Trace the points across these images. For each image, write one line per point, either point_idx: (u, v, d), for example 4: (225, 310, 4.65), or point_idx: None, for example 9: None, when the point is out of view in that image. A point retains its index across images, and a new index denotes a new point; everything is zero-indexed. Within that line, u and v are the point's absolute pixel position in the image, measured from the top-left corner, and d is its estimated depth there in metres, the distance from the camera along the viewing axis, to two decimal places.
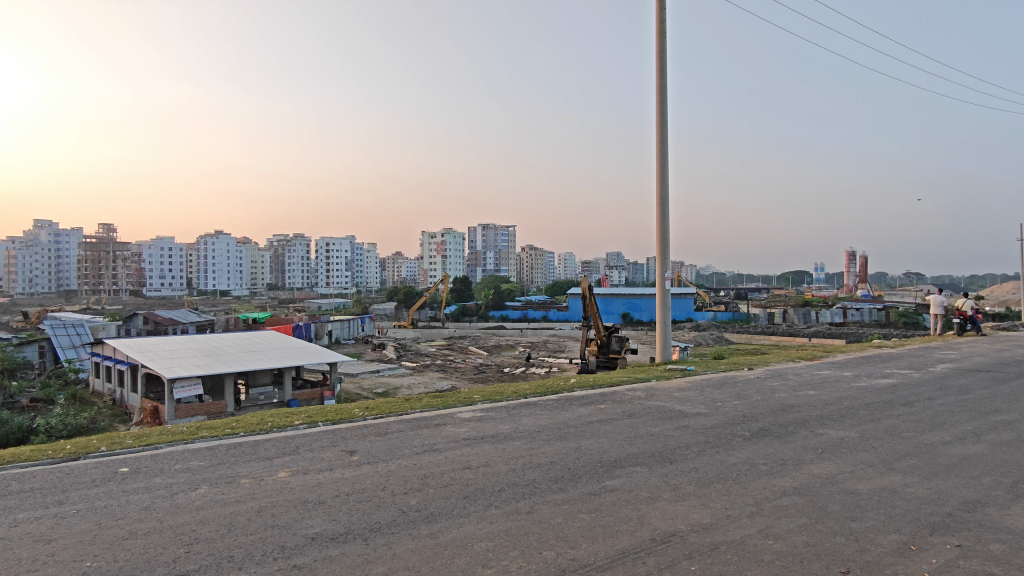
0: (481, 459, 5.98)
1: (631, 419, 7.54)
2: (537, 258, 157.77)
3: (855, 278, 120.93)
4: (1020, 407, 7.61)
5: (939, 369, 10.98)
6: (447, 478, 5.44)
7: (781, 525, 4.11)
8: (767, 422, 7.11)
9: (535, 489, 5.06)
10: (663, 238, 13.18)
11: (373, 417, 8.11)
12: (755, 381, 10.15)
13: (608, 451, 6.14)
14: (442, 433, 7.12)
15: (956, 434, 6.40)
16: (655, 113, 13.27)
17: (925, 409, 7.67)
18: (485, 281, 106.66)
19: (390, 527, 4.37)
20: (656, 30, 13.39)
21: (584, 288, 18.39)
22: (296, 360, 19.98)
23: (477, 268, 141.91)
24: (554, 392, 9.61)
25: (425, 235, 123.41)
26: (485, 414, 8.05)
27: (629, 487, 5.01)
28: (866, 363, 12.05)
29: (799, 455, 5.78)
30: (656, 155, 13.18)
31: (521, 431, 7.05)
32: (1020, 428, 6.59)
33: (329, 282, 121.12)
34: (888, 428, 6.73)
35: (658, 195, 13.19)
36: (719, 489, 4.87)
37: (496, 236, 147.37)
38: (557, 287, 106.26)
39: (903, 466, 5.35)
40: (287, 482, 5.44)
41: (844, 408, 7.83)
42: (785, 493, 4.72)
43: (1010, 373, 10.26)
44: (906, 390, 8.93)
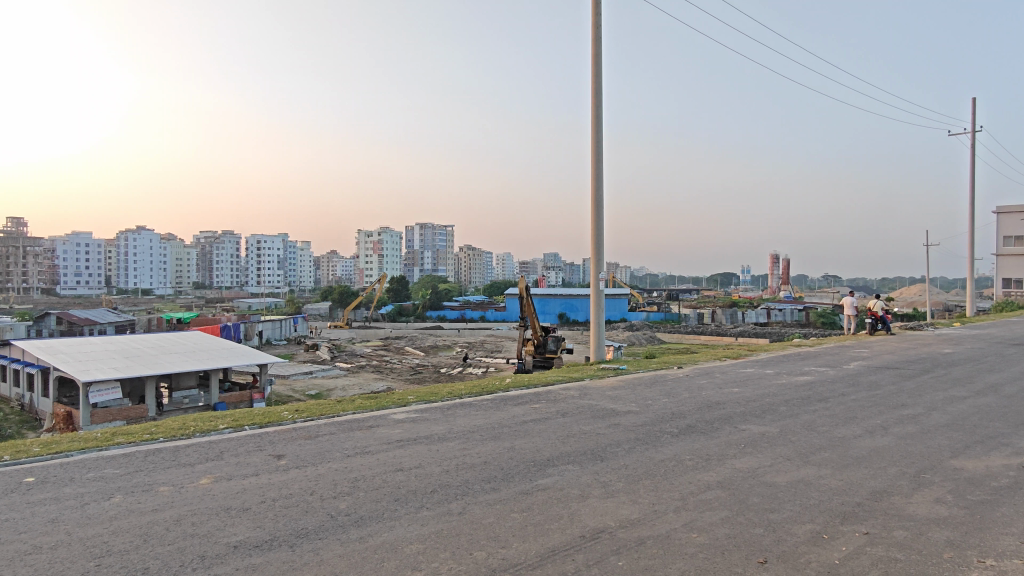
0: (414, 461, 5.90)
1: (564, 418, 7.61)
2: (476, 258, 158.15)
3: (779, 279, 127.15)
4: (923, 402, 8.14)
5: (853, 367, 11.59)
6: (378, 480, 5.35)
7: (705, 519, 4.24)
8: (694, 419, 7.33)
9: (467, 489, 5.03)
10: (597, 240, 13.39)
11: (304, 419, 7.89)
12: (684, 380, 10.44)
13: (541, 450, 6.17)
14: (374, 435, 7.01)
15: (866, 428, 6.77)
16: (591, 116, 13.47)
17: (839, 404, 8.10)
18: (423, 281, 105.96)
19: (318, 533, 4.25)
20: (591, 35, 13.58)
21: (522, 288, 18.44)
22: (223, 362, 19.20)
23: (415, 267, 140.46)
24: (489, 392, 9.60)
25: (361, 233, 121.27)
26: (419, 416, 7.96)
27: (561, 486, 5.05)
28: (786, 361, 12.60)
29: (722, 450, 5.99)
30: (591, 157, 13.38)
31: (455, 432, 7.02)
32: (924, 421, 7.04)
33: (260, 281, 117.22)
34: (805, 423, 7.06)
35: (593, 197, 13.40)
36: (647, 485, 4.98)
37: (434, 236, 146.49)
38: (495, 287, 106.49)
39: (817, 458, 5.62)
40: (209, 490, 5.20)
41: (765, 404, 8.16)
42: (709, 487, 4.88)
43: (915, 370, 10.95)
44: (823, 387, 9.40)
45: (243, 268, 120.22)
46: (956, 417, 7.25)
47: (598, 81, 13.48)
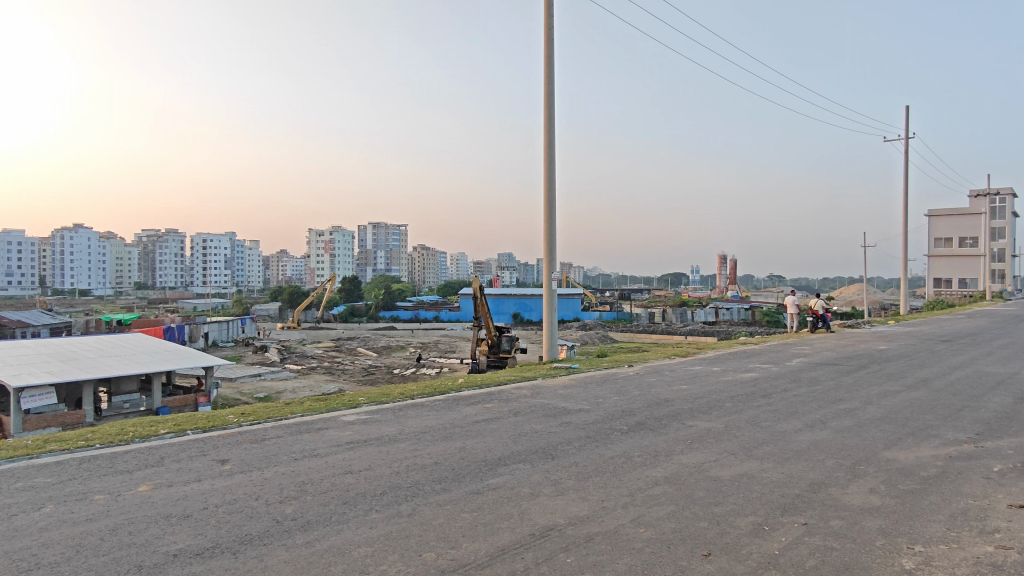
0: (363, 463, 5.81)
1: (516, 417, 7.64)
2: (430, 258, 157.51)
3: (726, 278, 130.90)
4: (859, 396, 8.50)
5: (795, 363, 11.99)
6: (327, 483, 5.25)
7: (652, 514, 4.32)
8: (643, 416, 7.45)
9: (418, 490, 4.99)
10: (550, 239, 13.47)
11: (250, 423, 7.67)
12: (634, 378, 10.59)
13: (493, 450, 6.17)
14: (323, 437, 6.87)
15: (806, 422, 7.01)
16: (544, 116, 13.54)
17: (781, 400, 8.36)
18: (377, 280, 104.85)
19: (262, 539, 4.14)
20: (544, 35, 13.65)
21: (476, 287, 18.37)
22: (166, 365, 18.51)
23: (368, 267, 138.72)
24: (442, 392, 9.54)
25: (312, 232, 118.97)
26: (371, 417, 7.87)
27: (511, 485, 5.05)
28: (732, 359, 12.93)
29: (670, 446, 6.10)
30: (544, 156, 13.46)
31: (406, 433, 6.96)
32: (860, 415, 7.35)
33: (206, 281, 113.60)
34: (750, 418, 7.26)
35: (546, 198, 13.48)
36: (596, 482, 5.04)
37: (387, 235, 145.30)
38: (450, 287, 106.19)
39: (760, 452, 5.79)
40: (148, 497, 5.01)
41: (712, 401, 8.36)
42: (657, 483, 4.97)
43: (853, 366, 11.42)
44: (767, 383, 9.69)
45: (188, 268, 116.29)
46: (889, 411, 7.59)
47: (551, 81, 13.55)
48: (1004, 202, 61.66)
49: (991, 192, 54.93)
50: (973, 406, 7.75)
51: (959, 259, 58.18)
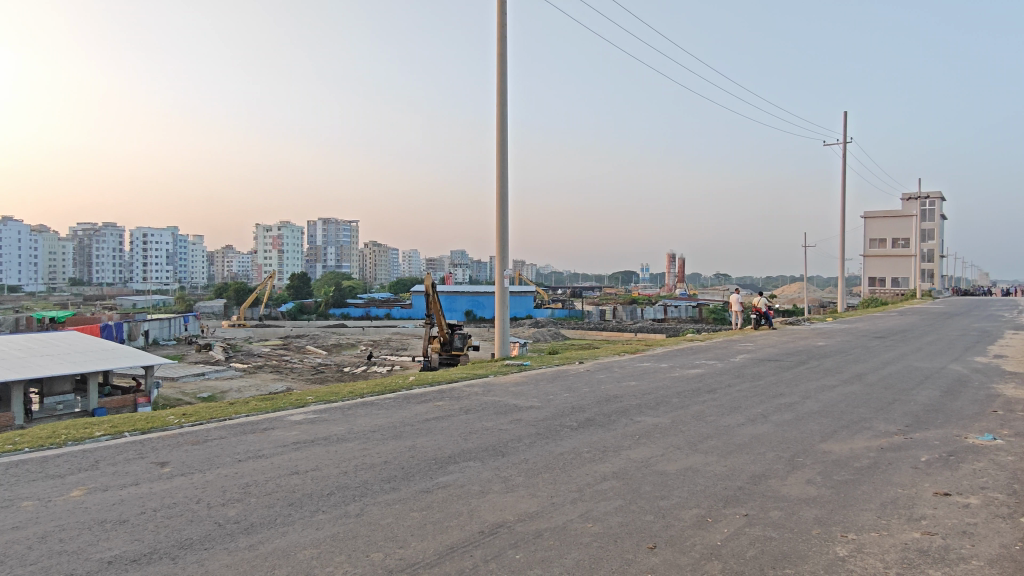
0: (310, 464, 5.70)
1: (467, 414, 7.63)
2: (381, 255, 155.90)
3: (675, 276, 134.44)
4: (799, 391, 8.81)
5: (739, 359, 12.33)
6: (272, 485, 5.13)
7: (600, 508, 4.38)
8: (593, 412, 7.55)
9: (366, 490, 4.92)
10: (502, 237, 13.49)
11: (192, 424, 7.43)
12: (585, 374, 10.71)
13: (442, 448, 6.15)
14: (268, 438, 6.71)
15: (748, 416, 7.24)
16: (496, 114, 13.54)
17: (725, 395, 8.60)
18: (327, 278, 103.13)
19: (203, 543, 4.02)
20: (498, 34, 13.64)
21: (428, 285, 18.23)
22: (103, 364, 17.76)
23: (318, 263, 136.17)
24: (392, 391, 9.43)
25: (259, 228, 116.14)
26: (318, 416, 7.71)
27: (461, 483, 5.04)
28: (679, 355, 13.24)
29: (618, 441, 6.20)
30: (496, 153, 13.45)
31: (355, 432, 6.85)
32: (799, 409, 7.63)
33: (146, 278, 109.58)
34: (695, 413, 7.45)
35: (499, 196, 13.48)
36: (546, 478, 5.08)
37: (338, 231, 142.97)
38: (401, 284, 105.24)
39: (705, 446, 5.95)
40: (80, 502, 4.78)
41: (659, 397, 8.53)
42: (605, 478, 5.05)
43: (793, 362, 11.85)
44: (711, 379, 9.96)
45: (127, 264, 111.90)
46: (826, 404, 7.91)
47: (504, 79, 13.56)
48: (932, 205, 65.06)
49: (921, 196, 57.76)
50: (904, 399, 8.14)
51: (892, 259, 61.16)
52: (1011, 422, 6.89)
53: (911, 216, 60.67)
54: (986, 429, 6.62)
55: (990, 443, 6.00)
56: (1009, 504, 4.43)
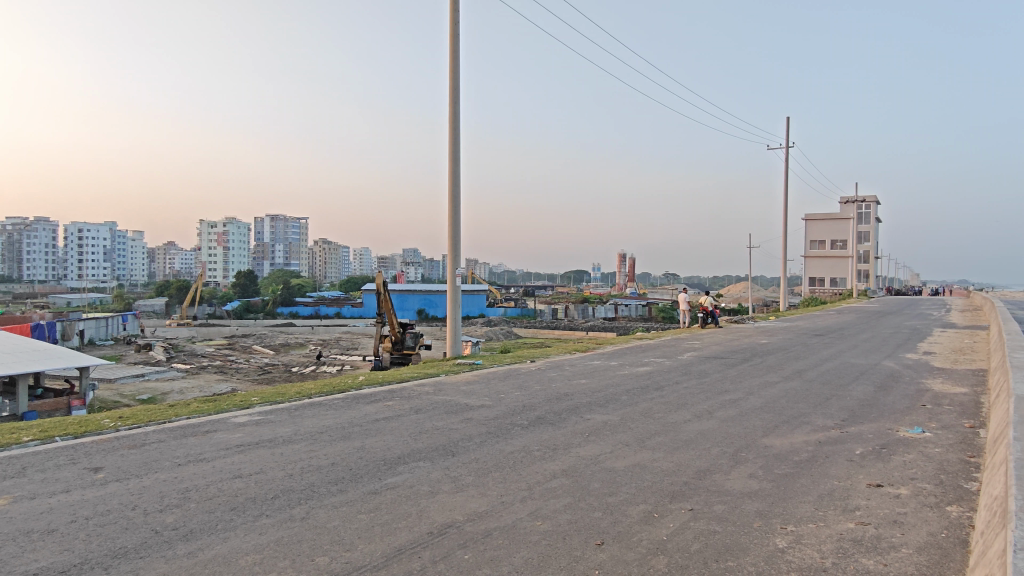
0: (254, 466, 5.54)
1: (417, 414, 7.55)
2: (332, 253, 153.34)
3: (626, 275, 136.88)
4: (742, 388, 9.06)
5: (687, 357, 12.58)
6: (214, 490, 4.96)
7: (549, 507, 4.39)
8: (543, 410, 7.59)
9: (313, 493, 4.81)
10: (454, 236, 13.41)
11: (129, 427, 7.12)
12: (536, 373, 10.75)
13: (392, 448, 6.06)
14: (210, 440, 6.49)
15: (695, 413, 7.40)
16: (448, 111, 13.45)
17: (672, 392, 8.77)
18: (276, 275, 100.64)
19: (138, 552, 3.85)
20: (450, 31, 13.56)
21: (379, 284, 17.94)
22: (35, 365, 16.90)
23: (265, 261, 132.76)
24: (341, 391, 9.24)
25: (204, 224, 112.51)
26: (264, 418, 7.50)
27: (410, 483, 4.98)
28: (629, 353, 13.44)
29: (568, 439, 6.25)
30: (448, 151, 13.36)
31: (302, 434, 6.69)
32: (743, 405, 7.84)
33: (82, 275, 104.73)
34: (643, 410, 7.57)
35: (450, 195, 13.40)
36: (496, 477, 5.08)
37: (286, 228, 139.71)
38: (352, 282, 103.69)
39: (652, 442, 6.06)
40: (4, 512, 4.52)
41: (609, 394, 8.64)
42: (554, 476, 5.07)
43: (737, 359, 12.20)
44: (659, 376, 10.15)
45: (60, 260, 106.70)
46: (768, 400, 8.16)
47: (456, 76, 13.48)
48: (868, 209, 68.05)
49: (858, 201, 60.30)
50: (840, 394, 8.48)
51: (830, 261, 63.76)
52: (937, 415, 7.26)
53: (848, 220, 63.37)
54: (916, 422, 6.95)
55: (919, 436, 6.30)
56: (936, 493, 4.66)
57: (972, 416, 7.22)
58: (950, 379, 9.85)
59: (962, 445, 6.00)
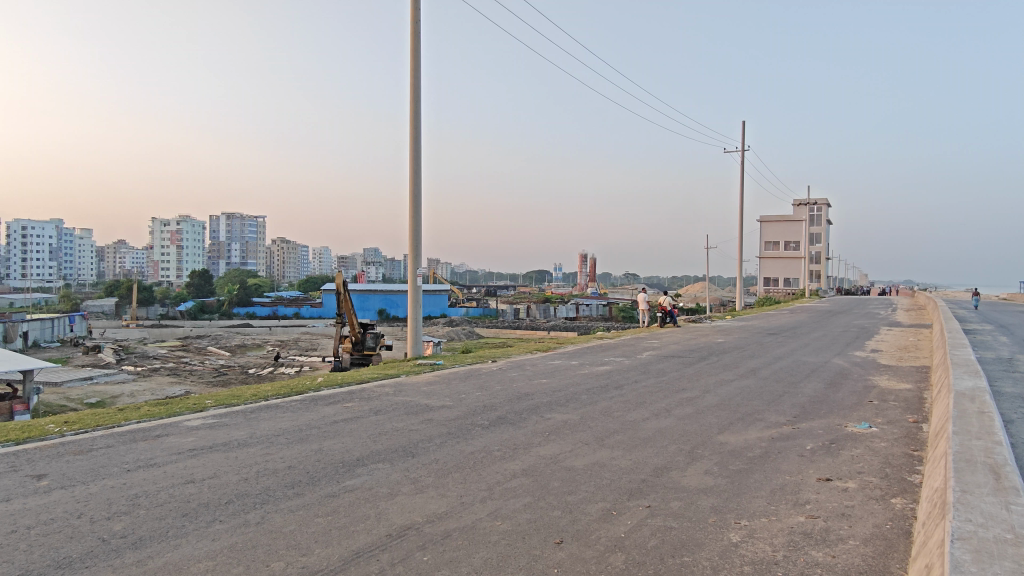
0: (207, 471, 5.41)
1: (377, 416, 7.47)
2: (291, 252, 150.79)
3: (587, 276, 138.40)
4: (699, 386, 9.23)
5: (645, 356, 12.77)
6: (165, 496, 4.82)
7: (509, 506, 4.40)
8: (504, 410, 7.60)
9: (268, 497, 4.72)
10: (415, 235, 13.32)
11: (75, 432, 6.85)
12: (497, 373, 10.74)
13: (350, 450, 5.99)
14: (161, 445, 6.30)
15: (653, 411, 7.52)
16: (409, 110, 13.34)
17: (631, 390, 8.89)
18: (232, 275, 98.32)
19: (84, 561, 3.71)
20: (411, 29, 13.45)
21: (339, 284, 17.66)
22: None
23: (221, 260, 129.39)
24: (299, 393, 9.08)
25: (156, 222, 109.19)
26: (218, 421, 7.32)
27: (368, 486, 4.93)
28: (589, 352, 13.57)
29: (528, 438, 6.27)
30: (409, 150, 13.26)
31: (258, 437, 6.56)
32: (699, 403, 7.99)
33: (25, 275, 100.29)
34: (603, 409, 7.65)
35: (411, 194, 13.30)
36: (456, 478, 5.06)
37: (243, 227, 136.55)
38: (312, 282, 102.33)
39: (611, 441, 6.12)
40: None
41: (569, 393, 8.70)
42: (514, 475, 5.08)
43: (695, 358, 12.44)
44: (618, 375, 10.26)
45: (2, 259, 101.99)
46: (724, 398, 8.33)
47: (417, 74, 13.38)
48: (819, 211, 70.24)
49: (810, 204, 62.13)
50: (792, 391, 8.73)
51: (783, 261, 65.59)
52: (884, 411, 7.54)
53: (801, 222, 65.29)
54: (862, 417, 7.20)
55: (866, 431, 6.52)
56: (881, 486, 4.84)
57: (915, 411, 7.52)
58: (895, 376, 10.21)
59: (906, 438, 6.23)
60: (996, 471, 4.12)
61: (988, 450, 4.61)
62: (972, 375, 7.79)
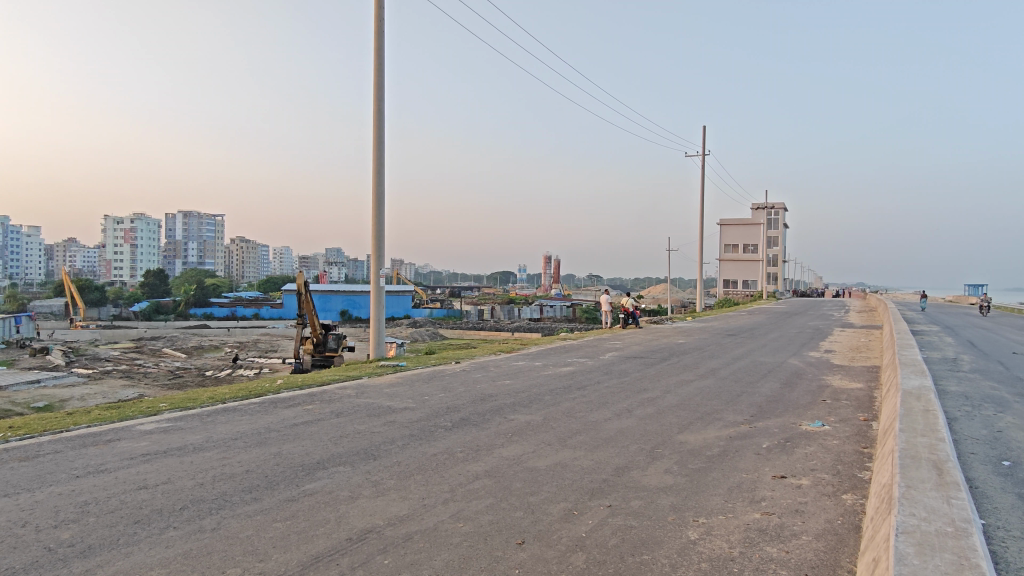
0: (161, 477, 5.25)
1: (338, 418, 7.37)
2: (250, 252, 147.85)
3: (551, 276, 139.18)
4: (660, 386, 9.35)
5: (608, 357, 12.89)
6: (116, 502, 4.66)
7: (471, 508, 4.39)
8: (467, 412, 7.58)
9: (225, 502, 4.61)
10: (378, 235, 13.19)
11: (20, 438, 6.58)
12: (460, 374, 10.70)
13: (310, 453, 5.90)
14: (113, 450, 6.10)
15: (615, 411, 7.60)
16: (373, 108, 13.21)
17: (593, 391, 8.96)
18: (189, 274, 95.67)
19: (28, 572, 3.57)
20: (375, 27, 13.32)
21: (301, 284, 17.34)
22: None
23: (177, 259, 125.90)
24: (258, 395, 8.89)
25: (109, 220, 105.72)
26: (173, 425, 7.12)
27: (329, 489, 4.86)
28: (552, 353, 13.64)
29: (491, 440, 6.27)
30: (373, 149, 13.13)
31: (214, 441, 6.40)
32: (660, 403, 8.10)
33: None
34: (565, 409, 7.70)
35: (375, 194, 13.17)
36: (417, 480, 5.03)
37: (200, 225, 133.41)
38: (273, 282, 100.82)
39: (573, 441, 6.16)
40: None
41: (532, 394, 8.73)
42: (477, 477, 5.07)
43: (657, 359, 12.62)
44: (581, 376, 10.34)
45: None
46: (684, 398, 8.46)
47: (382, 73, 13.26)
48: (776, 215, 72.06)
49: (768, 208, 63.63)
50: (750, 391, 8.92)
51: (742, 263, 67.05)
52: (836, 409, 7.76)
53: (759, 225, 66.88)
54: (816, 416, 7.40)
55: (819, 429, 6.71)
56: (833, 483, 4.98)
57: (865, 409, 7.77)
58: (847, 375, 10.52)
59: (857, 436, 6.44)
60: (939, 467, 4.29)
61: (933, 447, 4.79)
62: (919, 374, 8.09)
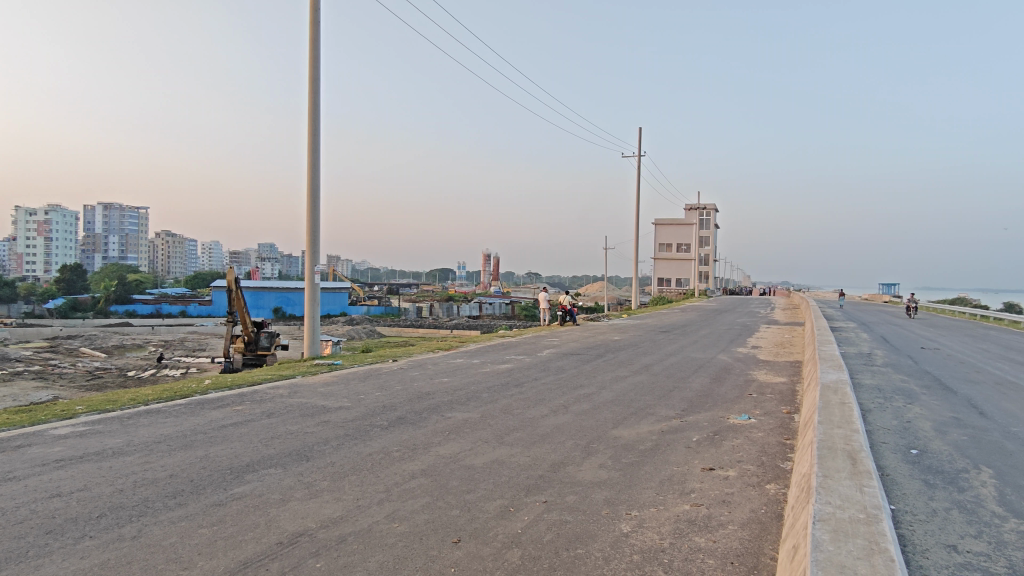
0: (77, 483, 4.96)
1: (269, 419, 7.15)
2: (177, 247, 141.68)
3: (490, 275, 139.32)
4: (595, 383, 9.51)
5: (545, 354, 13.04)
6: (26, 512, 4.37)
7: (406, 507, 4.35)
8: (404, 410, 7.50)
9: (147, 509, 4.40)
10: (313, 231, 12.87)
11: None
12: (397, 372, 10.58)
13: (239, 456, 5.70)
14: (22, 456, 5.73)
15: (552, 407, 7.68)
16: (308, 101, 12.87)
17: (531, 388, 9.03)
18: (110, 270, 90.81)
19: None
20: (309, 16, 12.98)
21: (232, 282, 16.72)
22: None
23: (96, 253, 119.32)
24: (183, 397, 8.50)
25: (20, 211, 99.22)
26: (92, 428, 6.74)
27: (259, 492, 4.72)
28: (490, 351, 13.65)
29: (428, 438, 6.22)
30: (307, 142, 12.79)
31: (137, 444, 6.10)
32: (595, 399, 8.24)
33: None
34: (503, 406, 7.73)
35: (308, 188, 12.83)
36: (352, 480, 4.94)
37: (122, 218, 127.10)
38: (200, 278, 96.88)
39: (510, 439, 6.18)
40: None
41: (470, 392, 8.73)
42: (413, 476, 5.02)
43: (593, 355, 12.84)
44: (518, 374, 10.38)
45: None
46: (619, 393, 8.63)
47: (316, 64, 12.92)
48: (708, 216, 74.66)
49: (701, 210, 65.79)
50: (681, 387, 9.19)
51: (676, 262, 68.91)
52: (761, 403, 8.10)
53: (691, 225, 69.04)
54: (743, 409, 7.71)
55: (745, 423, 6.97)
56: (758, 473, 5.20)
57: (789, 402, 8.14)
58: (772, 370, 10.98)
59: (780, 429, 6.73)
60: (854, 456, 4.54)
61: (848, 437, 5.06)
62: (837, 369, 8.53)
